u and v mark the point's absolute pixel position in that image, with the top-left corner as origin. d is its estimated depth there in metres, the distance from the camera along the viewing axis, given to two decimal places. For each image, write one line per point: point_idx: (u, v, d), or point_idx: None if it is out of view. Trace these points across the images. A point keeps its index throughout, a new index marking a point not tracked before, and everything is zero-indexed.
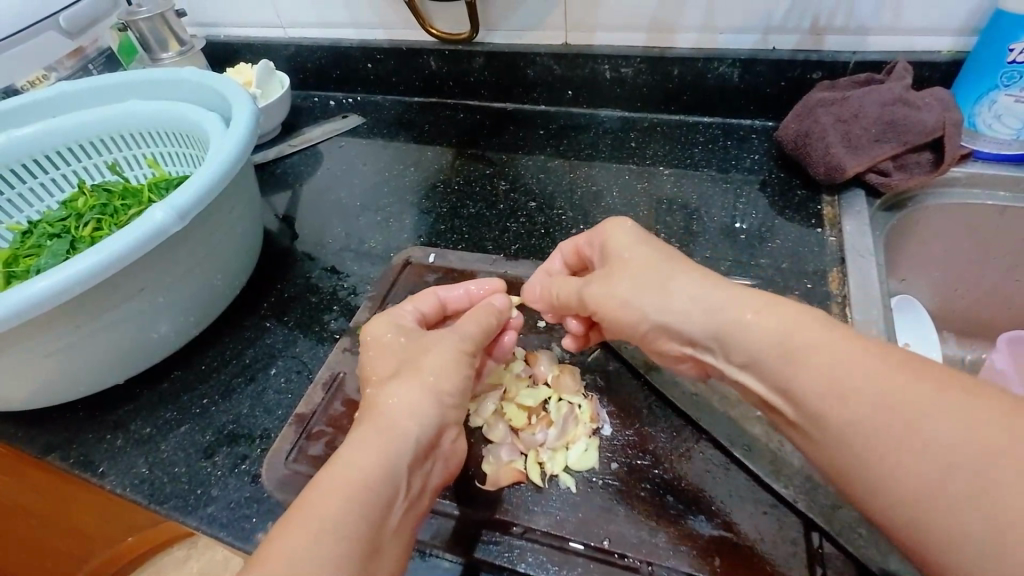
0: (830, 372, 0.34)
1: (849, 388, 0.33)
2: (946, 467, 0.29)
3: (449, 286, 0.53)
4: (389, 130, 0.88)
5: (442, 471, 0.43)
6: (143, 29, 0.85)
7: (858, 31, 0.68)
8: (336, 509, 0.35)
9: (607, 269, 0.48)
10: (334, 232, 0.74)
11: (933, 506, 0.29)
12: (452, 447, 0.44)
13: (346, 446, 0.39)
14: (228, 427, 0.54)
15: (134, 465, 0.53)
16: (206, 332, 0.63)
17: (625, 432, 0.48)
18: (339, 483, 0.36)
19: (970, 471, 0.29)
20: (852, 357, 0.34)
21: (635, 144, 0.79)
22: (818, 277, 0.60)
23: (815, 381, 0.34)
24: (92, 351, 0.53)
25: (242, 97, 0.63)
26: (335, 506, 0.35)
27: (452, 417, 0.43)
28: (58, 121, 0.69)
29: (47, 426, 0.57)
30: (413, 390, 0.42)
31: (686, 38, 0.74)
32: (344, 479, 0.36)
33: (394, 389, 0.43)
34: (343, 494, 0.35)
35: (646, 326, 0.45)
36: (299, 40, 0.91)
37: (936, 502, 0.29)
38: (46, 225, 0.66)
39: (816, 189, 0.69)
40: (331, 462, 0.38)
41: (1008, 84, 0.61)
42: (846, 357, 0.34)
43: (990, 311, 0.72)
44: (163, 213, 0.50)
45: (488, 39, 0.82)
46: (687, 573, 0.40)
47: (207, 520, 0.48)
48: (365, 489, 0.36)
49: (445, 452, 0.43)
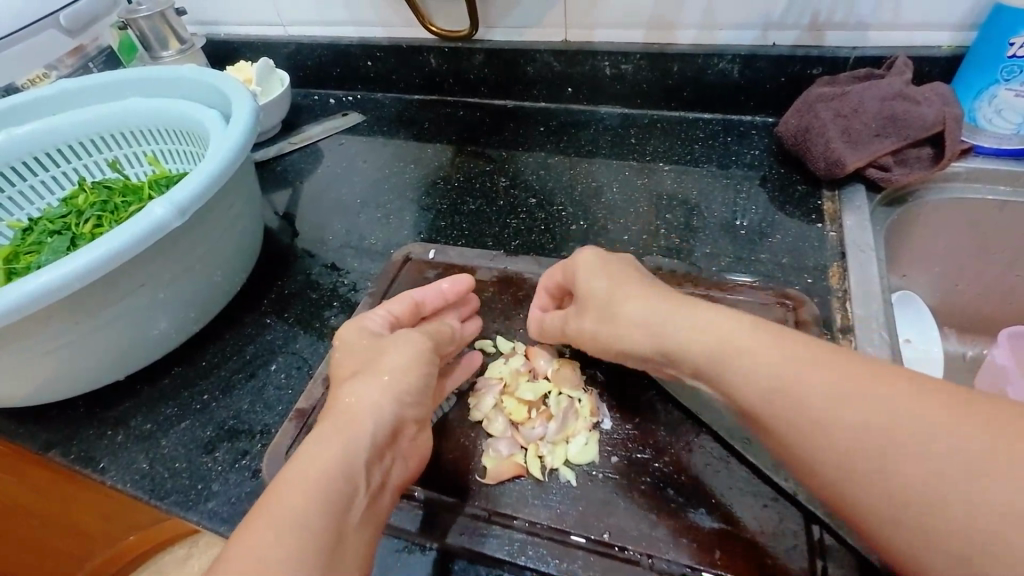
0: (819, 391, 0.35)
1: (839, 406, 0.34)
2: (936, 487, 0.30)
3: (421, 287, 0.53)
4: (389, 127, 0.88)
5: (404, 470, 0.43)
6: (143, 27, 0.85)
7: (858, 27, 0.67)
8: (296, 504, 0.35)
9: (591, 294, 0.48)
10: (334, 229, 0.74)
11: (919, 523, 0.30)
12: (413, 440, 0.44)
13: (308, 443, 0.39)
14: (228, 423, 0.54)
15: (135, 461, 0.53)
16: (206, 328, 0.63)
17: (626, 425, 0.48)
18: (299, 478, 0.37)
19: (955, 490, 0.30)
20: (841, 375, 0.35)
21: (636, 141, 0.79)
22: (818, 273, 0.60)
23: (802, 401, 0.35)
24: (92, 347, 0.53)
25: (242, 93, 0.63)
26: (294, 500, 0.35)
27: None
28: (58, 118, 0.69)
29: (48, 422, 0.57)
30: (376, 387, 0.43)
31: (685, 35, 0.74)
32: (304, 474, 0.37)
33: (357, 387, 0.43)
34: (304, 488, 0.36)
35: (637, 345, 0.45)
36: (299, 38, 0.91)
37: (923, 519, 0.30)
38: (47, 222, 0.66)
39: (816, 184, 0.69)
40: (292, 460, 0.38)
41: (1008, 78, 0.61)
42: (834, 375, 0.35)
43: (992, 306, 0.72)
44: (163, 209, 0.50)
45: (487, 36, 0.82)
46: (687, 566, 0.40)
47: (208, 516, 0.48)
48: (327, 483, 0.37)
49: (406, 450, 0.43)
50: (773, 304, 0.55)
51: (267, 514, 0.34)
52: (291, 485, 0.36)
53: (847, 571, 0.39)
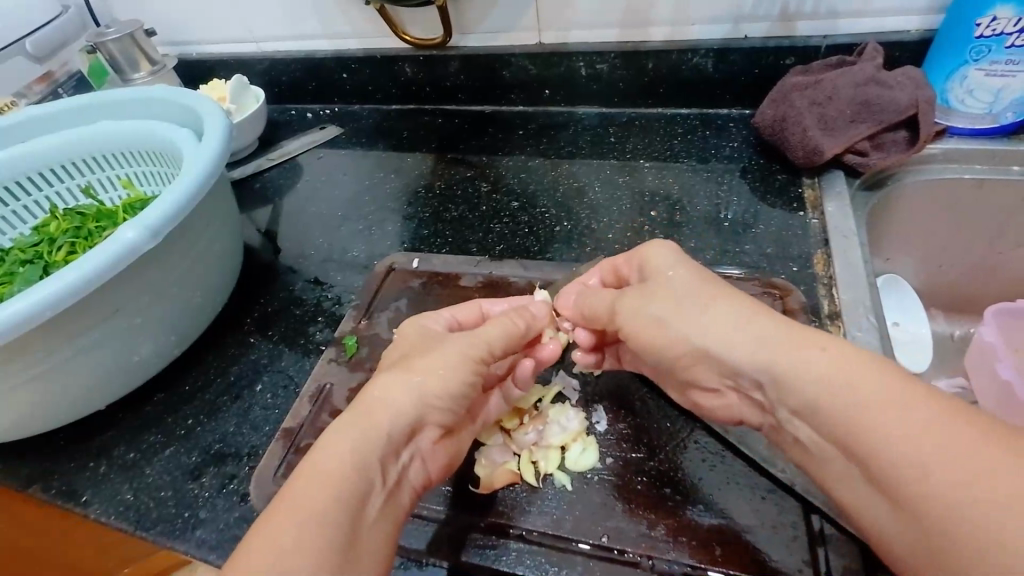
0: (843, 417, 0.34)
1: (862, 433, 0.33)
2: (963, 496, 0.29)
3: (493, 299, 0.52)
4: (368, 139, 0.88)
5: (426, 469, 0.42)
6: (113, 51, 0.84)
7: (829, 16, 0.68)
8: (344, 471, 0.36)
9: (641, 286, 0.46)
10: (317, 243, 0.73)
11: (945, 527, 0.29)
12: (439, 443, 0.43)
13: (352, 422, 0.39)
14: (214, 447, 0.53)
15: (119, 492, 0.51)
16: (189, 351, 0.62)
17: (619, 425, 0.47)
18: (344, 447, 0.37)
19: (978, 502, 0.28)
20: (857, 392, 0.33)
21: (615, 140, 0.78)
22: (803, 260, 0.60)
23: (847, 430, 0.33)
24: (70, 376, 0.52)
25: (216, 111, 0.62)
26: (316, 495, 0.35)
27: (437, 413, 0.42)
28: (28, 145, 0.68)
29: (28, 457, 0.55)
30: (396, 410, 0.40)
31: (659, 31, 0.74)
32: (349, 445, 0.38)
33: (382, 380, 0.42)
34: (348, 458, 0.37)
35: (678, 358, 0.43)
36: (273, 54, 0.90)
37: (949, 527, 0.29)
38: (18, 252, 0.64)
39: (796, 173, 0.69)
40: (340, 426, 0.39)
41: (977, 58, 0.61)
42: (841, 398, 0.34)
43: (976, 286, 0.73)
44: (134, 231, 0.49)
45: (461, 43, 0.82)
46: (687, 565, 0.39)
47: (197, 544, 0.47)
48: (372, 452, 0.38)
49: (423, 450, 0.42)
50: (760, 295, 0.55)
51: (319, 477, 0.36)
52: (326, 456, 0.37)
53: (848, 559, 0.39)
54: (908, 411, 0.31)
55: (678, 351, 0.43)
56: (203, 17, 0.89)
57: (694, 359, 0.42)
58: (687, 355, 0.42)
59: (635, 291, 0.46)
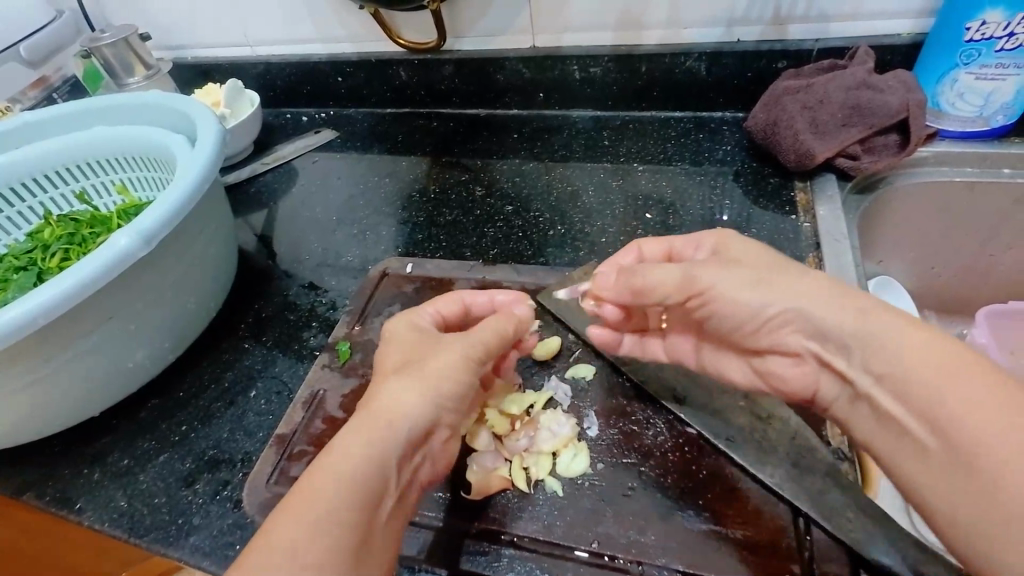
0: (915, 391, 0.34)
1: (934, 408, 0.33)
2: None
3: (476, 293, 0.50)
4: (363, 142, 0.88)
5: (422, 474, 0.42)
6: (107, 55, 0.84)
7: (820, 20, 0.68)
8: (355, 471, 0.36)
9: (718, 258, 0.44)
10: (311, 248, 0.73)
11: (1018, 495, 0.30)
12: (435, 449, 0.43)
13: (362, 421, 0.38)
14: (208, 453, 0.53)
15: (113, 499, 0.51)
16: (183, 357, 0.62)
17: (610, 430, 0.48)
18: (355, 446, 0.37)
19: None
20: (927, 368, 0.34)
21: (609, 143, 0.79)
22: (795, 264, 0.60)
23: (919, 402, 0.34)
24: (64, 384, 0.52)
25: (209, 117, 0.62)
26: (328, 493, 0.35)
27: None
28: (22, 151, 0.68)
29: (22, 464, 0.55)
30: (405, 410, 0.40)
31: (652, 35, 0.74)
32: (358, 442, 0.37)
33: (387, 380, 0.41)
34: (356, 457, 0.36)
35: (768, 318, 0.41)
36: (267, 57, 0.90)
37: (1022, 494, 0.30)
38: (12, 258, 0.64)
39: (788, 176, 0.69)
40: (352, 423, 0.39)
41: (967, 62, 0.61)
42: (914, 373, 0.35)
43: (968, 288, 0.73)
44: (127, 239, 0.49)
45: (456, 46, 0.82)
46: (677, 571, 0.40)
47: (190, 550, 0.47)
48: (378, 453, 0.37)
49: (434, 451, 0.42)
50: None
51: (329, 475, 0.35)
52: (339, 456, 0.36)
53: (836, 564, 0.39)
54: (974, 387, 0.33)
55: (773, 313, 0.41)
56: (198, 22, 0.89)
57: (781, 324, 0.41)
58: (779, 318, 0.41)
59: (712, 262, 0.43)
